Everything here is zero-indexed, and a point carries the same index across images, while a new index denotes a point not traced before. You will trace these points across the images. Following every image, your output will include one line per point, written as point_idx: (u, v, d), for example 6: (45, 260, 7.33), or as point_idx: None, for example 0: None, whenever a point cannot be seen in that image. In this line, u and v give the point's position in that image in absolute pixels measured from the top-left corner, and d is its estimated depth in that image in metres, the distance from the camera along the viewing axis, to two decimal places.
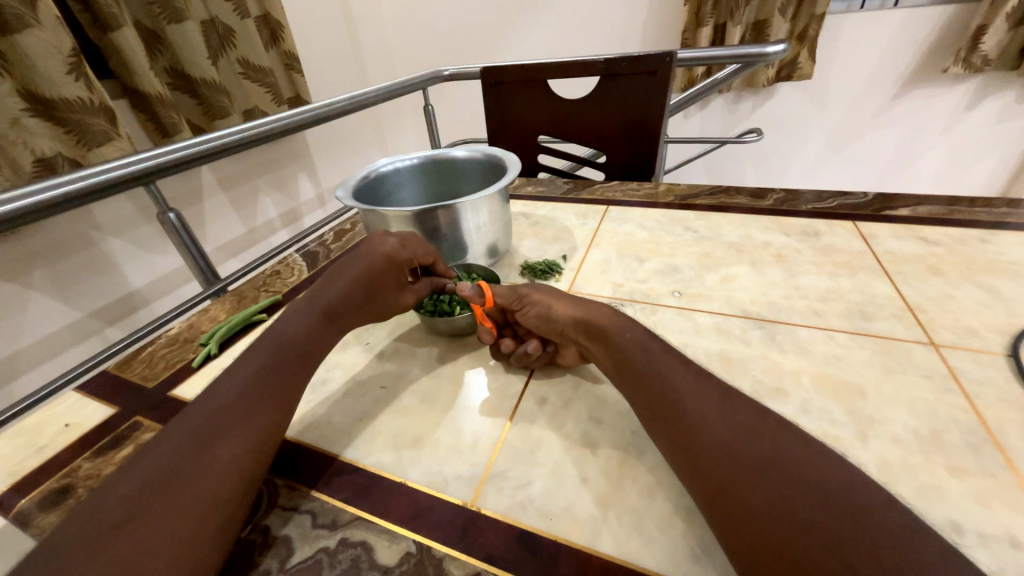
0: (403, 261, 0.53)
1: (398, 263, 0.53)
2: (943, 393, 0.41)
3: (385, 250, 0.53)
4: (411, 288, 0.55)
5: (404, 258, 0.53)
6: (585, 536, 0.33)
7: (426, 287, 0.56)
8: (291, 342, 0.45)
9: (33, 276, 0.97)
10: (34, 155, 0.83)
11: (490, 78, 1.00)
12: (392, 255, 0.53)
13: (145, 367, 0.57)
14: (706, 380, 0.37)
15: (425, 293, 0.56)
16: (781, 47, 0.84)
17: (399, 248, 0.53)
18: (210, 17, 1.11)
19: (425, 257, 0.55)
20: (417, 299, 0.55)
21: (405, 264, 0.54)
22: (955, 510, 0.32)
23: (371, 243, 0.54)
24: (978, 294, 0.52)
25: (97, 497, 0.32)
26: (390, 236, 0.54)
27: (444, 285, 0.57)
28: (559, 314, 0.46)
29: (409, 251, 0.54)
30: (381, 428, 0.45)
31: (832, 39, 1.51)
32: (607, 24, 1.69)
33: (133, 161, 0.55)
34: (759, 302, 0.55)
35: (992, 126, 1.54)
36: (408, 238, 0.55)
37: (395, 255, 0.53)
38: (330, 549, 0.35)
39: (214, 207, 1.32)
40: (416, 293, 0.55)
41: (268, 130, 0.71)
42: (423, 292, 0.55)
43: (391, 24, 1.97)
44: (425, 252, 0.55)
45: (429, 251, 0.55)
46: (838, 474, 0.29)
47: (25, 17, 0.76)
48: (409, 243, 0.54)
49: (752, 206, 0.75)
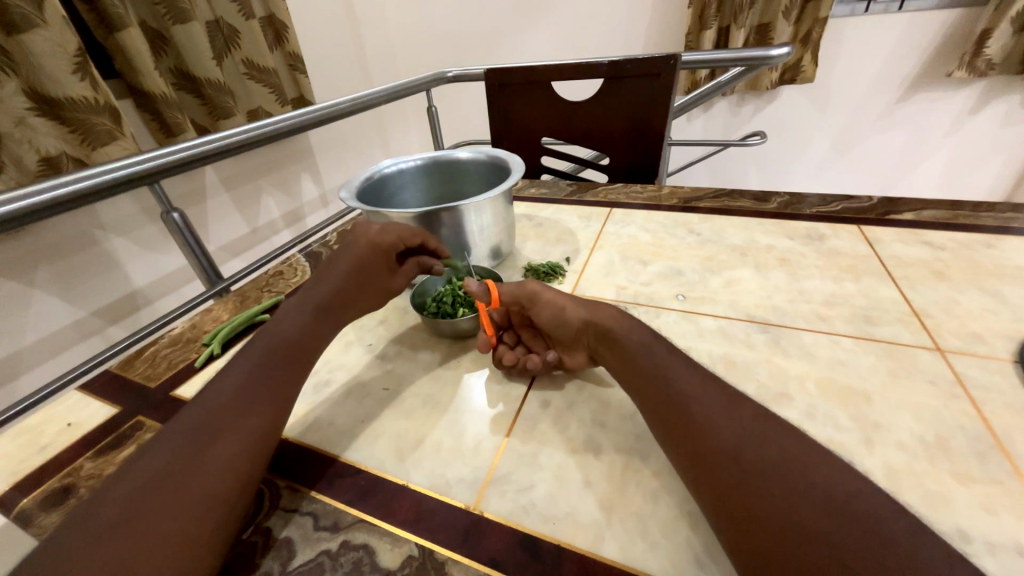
0: (389, 245, 0.55)
1: (383, 247, 0.54)
2: (949, 399, 0.41)
3: (369, 237, 0.54)
4: (400, 271, 0.57)
5: (390, 242, 0.54)
6: (588, 541, 0.33)
7: (413, 268, 0.59)
8: (287, 340, 0.45)
9: (36, 275, 0.97)
10: (39, 154, 0.84)
11: (493, 79, 1.00)
12: (375, 240, 0.54)
13: (148, 366, 0.57)
14: (712, 385, 0.37)
15: (413, 274, 0.59)
16: (785, 50, 0.84)
17: (382, 233, 0.54)
18: (215, 18, 1.12)
19: (411, 238, 0.56)
20: (406, 280, 0.59)
21: (391, 249, 0.55)
22: (962, 518, 0.32)
23: (357, 231, 0.55)
24: (984, 299, 0.51)
25: (93, 500, 0.31)
26: (372, 224, 0.55)
27: (432, 266, 0.59)
28: (571, 317, 0.45)
29: (392, 235, 0.55)
30: (382, 430, 0.44)
31: (836, 43, 1.51)
32: (610, 27, 1.70)
33: (138, 160, 0.55)
34: (762, 306, 0.55)
35: (997, 130, 1.53)
36: (391, 223, 0.56)
37: (379, 241, 0.54)
38: (331, 552, 0.34)
39: (216, 207, 1.32)
40: (406, 275, 0.58)
41: (271, 131, 0.71)
42: (412, 273, 0.59)
43: (395, 26, 1.98)
44: (411, 234, 0.56)
45: (415, 233, 0.56)
46: (844, 482, 0.28)
47: (31, 17, 0.76)
48: (392, 228, 0.55)
49: (755, 209, 0.75)
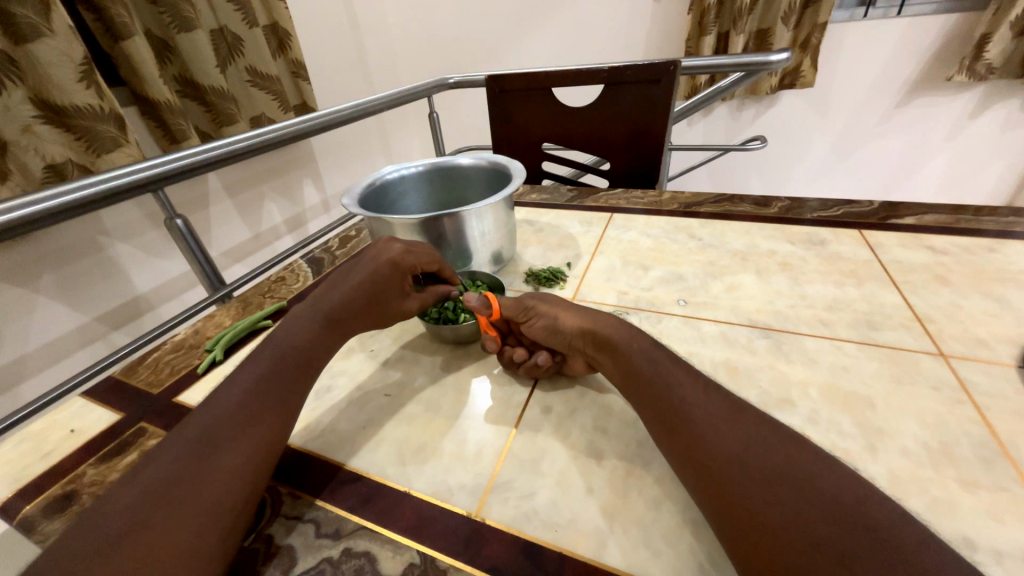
0: (410, 267, 0.54)
1: (402, 267, 0.53)
2: (954, 405, 0.40)
3: (390, 255, 0.53)
4: (416, 296, 0.55)
5: (410, 264, 0.53)
6: (590, 549, 0.33)
7: (431, 296, 0.56)
8: (293, 349, 0.45)
9: (41, 280, 0.98)
10: (44, 161, 0.85)
11: (495, 86, 1.01)
12: (397, 260, 0.53)
13: (151, 373, 0.57)
14: (715, 392, 0.37)
15: (430, 302, 0.56)
16: (785, 55, 0.83)
17: (405, 254, 0.53)
18: (218, 27, 1.14)
19: (431, 263, 0.55)
20: (421, 306, 0.55)
21: (410, 270, 0.54)
22: (969, 526, 0.32)
23: (378, 249, 0.54)
24: (986, 304, 0.51)
25: (101, 506, 0.32)
26: (395, 242, 0.55)
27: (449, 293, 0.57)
28: (565, 326, 0.46)
29: (415, 258, 0.54)
30: (385, 437, 0.44)
31: (835, 48, 1.52)
32: (610, 32, 1.71)
33: (144, 167, 0.55)
34: (765, 310, 0.55)
35: (997, 134, 1.54)
36: (413, 244, 0.55)
37: (401, 261, 0.53)
38: (333, 559, 0.34)
39: (218, 212, 1.33)
40: (421, 301, 0.55)
41: (276, 138, 0.71)
42: (427, 300, 0.55)
43: (397, 34, 2.00)
44: (430, 258, 0.56)
45: (433, 257, 0.56)
46: (850, 487, 0.28)
47: (38, 26, 0.77)
48: (414, 249, 0.55)
49: (756, 214, 0.75)
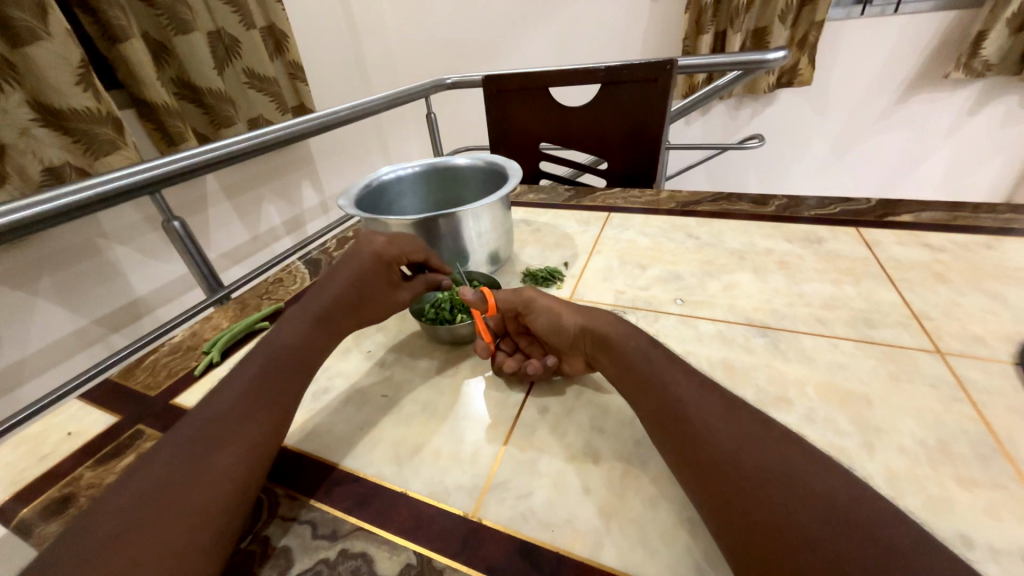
0: (392, 258, 0.55)
1: (386, 260, 0.55)
2: (951, 403, 0.40)
3: (373, 248, 0.55)
4: (405, 285, 0.57)
5: (392, 255, 0.55)
6: (587, 549, 0.33)
7: (420, 284, 0.59)
8: (289, 349, 0.45)
9: (39, 283, 0.98)
10: (43, 165, 0.85)
11: (492, 86, 1.01)
12: (381, 253, 0.54)
13: (148, 375, 0.57)
14: (708, 389, 0.37)
15: (420, 291, 0.58)
16: (783, 54, 0.83)
17: (386, 246, 0.55)
18: (216, 29, 1.14)
19: (415, 253, 0.57)
20: (413, 296, 0.57)
21: (394, 262, 0.56)
22: (967, 524, 0.32)
23: (360, 243, 0.56)
24: (983, 301, 0.51)
25: (96, 508, 0.32)
26: (376, 235, 0.56)
27: (440, 284, 0.59)
28: (567, 322, 0.45)
29: (397, 248, 0.55)
30: (382, 438, 0.44)
31: (832, 47, 1.52)
32: (608, 32, 1.71)
33: (141, 170, 0.55)
34: (762, 309, 0.55)
35: (995, 132, 1.54)
36: (395, 236, 0.57)
37: (383, 253, 0.55)
38: (330, 560, 0.34)
39: (216, 214, 1.33)
40: (411, 291, 0.57)
41: (274, 138, 0.72)
42: (418, 291, 0.57)
43: (396, 36, 2.00)
44: (414, 247, 0.57)
45: (417, 246, 0.57)
46: (844, 486, 0.28)
47: (34, 29, 0.77)
48: (396, 241, 0.56)
49: (753, 213, 0.75)
